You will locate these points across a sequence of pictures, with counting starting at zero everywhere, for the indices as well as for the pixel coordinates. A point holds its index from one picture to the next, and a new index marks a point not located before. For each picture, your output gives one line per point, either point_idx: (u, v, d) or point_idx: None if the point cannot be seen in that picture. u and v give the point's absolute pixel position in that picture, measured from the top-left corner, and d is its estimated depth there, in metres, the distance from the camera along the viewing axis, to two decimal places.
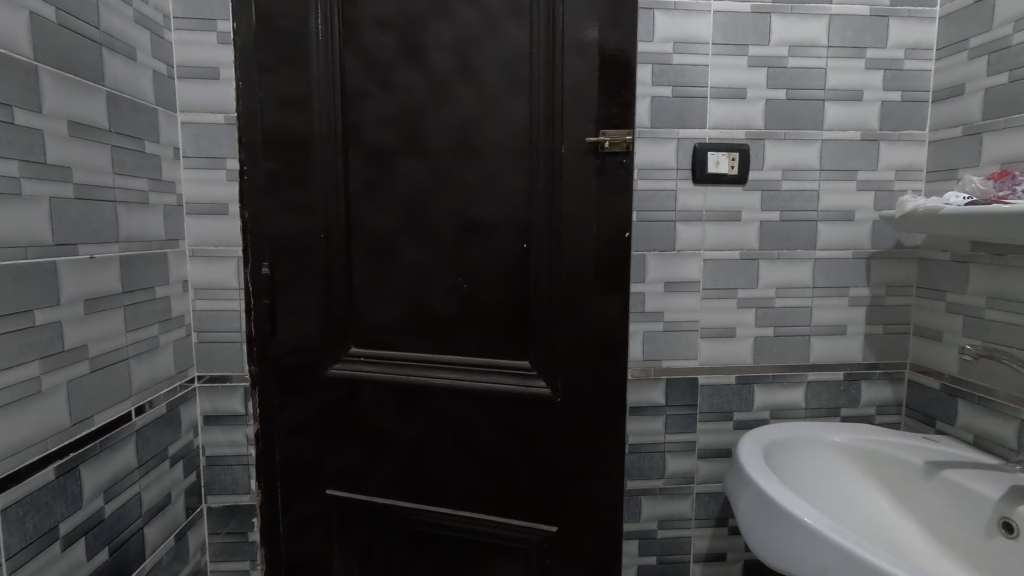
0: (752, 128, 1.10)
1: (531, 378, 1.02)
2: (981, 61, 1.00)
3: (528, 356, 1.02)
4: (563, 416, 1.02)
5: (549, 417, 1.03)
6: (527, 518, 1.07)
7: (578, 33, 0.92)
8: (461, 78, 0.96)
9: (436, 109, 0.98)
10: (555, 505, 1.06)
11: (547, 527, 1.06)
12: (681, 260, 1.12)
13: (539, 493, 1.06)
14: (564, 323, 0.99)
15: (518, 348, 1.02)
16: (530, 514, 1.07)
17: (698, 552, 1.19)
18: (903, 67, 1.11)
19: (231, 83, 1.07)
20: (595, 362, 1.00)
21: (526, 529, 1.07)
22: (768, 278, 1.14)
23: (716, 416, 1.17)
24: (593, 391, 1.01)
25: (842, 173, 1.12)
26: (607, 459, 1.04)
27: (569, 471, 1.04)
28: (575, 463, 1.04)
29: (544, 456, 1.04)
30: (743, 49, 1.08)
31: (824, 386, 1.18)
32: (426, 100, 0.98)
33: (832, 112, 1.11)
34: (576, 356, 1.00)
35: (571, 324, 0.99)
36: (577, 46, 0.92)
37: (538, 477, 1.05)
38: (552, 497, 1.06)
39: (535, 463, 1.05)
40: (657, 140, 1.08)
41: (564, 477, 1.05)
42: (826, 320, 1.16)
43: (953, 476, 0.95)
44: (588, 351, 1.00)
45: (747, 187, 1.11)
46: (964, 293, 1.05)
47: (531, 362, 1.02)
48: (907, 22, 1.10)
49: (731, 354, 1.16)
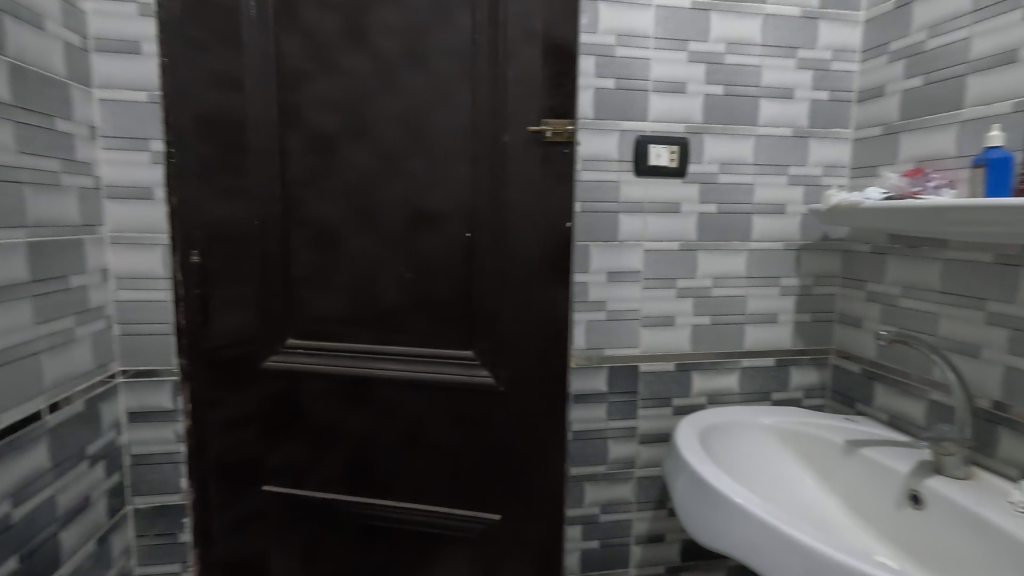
0: (691, 122, 1.13)
1: (475, 367, 1.02)
2: (899, 65, 1.07)
3: (472, 346, 1.02)
4: (507, 404, 1.03)
5: (492, 405, 1.03)
6: (473, 508, 1.07)
7: (529, 23, 0.92)
8: (406, 63, 0.95)
9: (381, 95, 0.96)
10: (500, 494, 1.06)
11: (490, 514, 1.07)
12: (623, 250, 1.14)
13: (484, 482, 1.06)
14: (508, 313, 1.00)
15: (462, 338, 1.02)
16: (475, 504, 1.07)
17: (639, 534, 1.23)
18: (831, 68, 1.16)
19: (154, 57, 1.00)
20: (538, 350, 1.01)
21: (470, 518, 1.07)
22: (706, 268, 1.18)
23: (656, 402, 1.20)
24: (537, 380, 1.02)
25: (774, 168, 1.17)
26: (550, 446, 1.06)
27: (513, 459, 1.05)
28: (519, 452, 1.05)
29: (489, 445, 1.05)
30: (682, 44, 1.10)
31: (757, 371, 1.23)
32: (371, 85, 0.95)
33: (766, 108, 1.15)
34: (519, 345, 1.01)
35: (515, 313, 1.00)
36: (525, 36, 0.92)
37: (482, 467, 1.06)
38: (496, 485, 1.06)
39: (479, 454, 1.05)
40: (599, 131, 1.09)
41: (508, 466, 1.05)
42: (758, 308, 1.21)
43: (869, 454, 1.01)
44: (533, 341, 1.01)
45: (686, 179, 1.14)
46: (882, 282, 1.12)
47: (475, 351, 1.02)
48: (834, 24, 1.15)
49: (670, 342, 1.19)
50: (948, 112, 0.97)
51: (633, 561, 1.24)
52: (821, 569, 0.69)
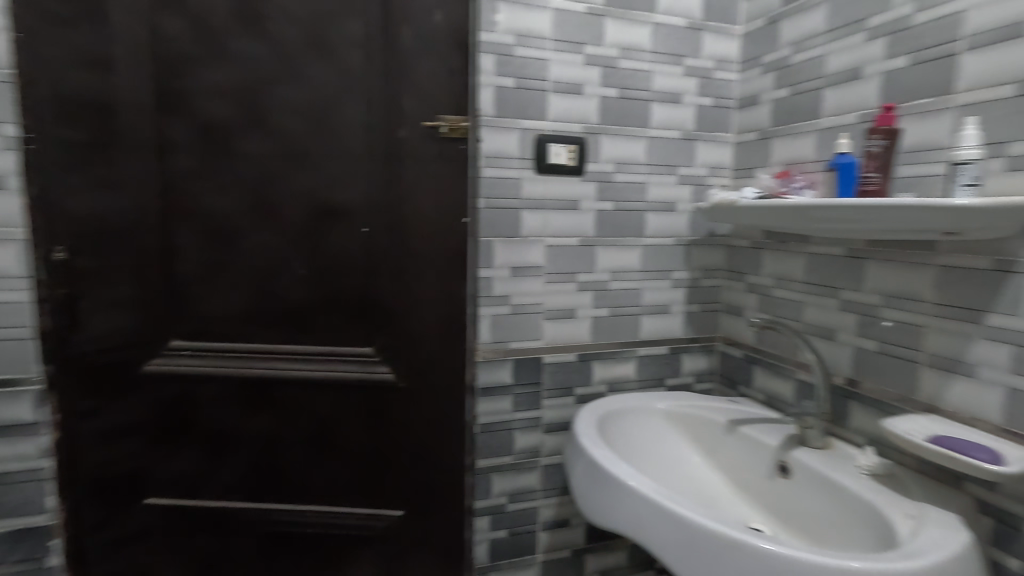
0: (588, 123, 1.17)
1: (376, 364, 1.01)
2: (771, 76, 1.19)
3: (372, 342, 1.00)
4: (409, 400, 1.03)
5: (394, 401, 1.03)
6: (378, 505, 1.06)
7: (432, 17, 0.93)
8: (302, 52, 0.91)
9: (274, 83, 0.92)
10: (403, 489, 1.06)
11: (395, 511, 1.07)
12: (525, 245, 1.17)
13: (389, 478, 1.06)
14: (409, 307, 1.00)
15: (362, 335, 1.00)
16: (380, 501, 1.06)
17: (545, 521, 1.27)
18: (714, 76, 1.26)
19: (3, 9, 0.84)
20: (439, 344, 1.02)
21: (375, 516, 1.06)
22: (604, 262, 1.24)
23: (559, 392, 1.25)
24: (439, 374, 1.03)
25: (665, 168, 1.25)
26: (453, 440, 1.07)
27: (416, 454, 1.06)
28: (421, 446, 1.05)
29: (391, 441, 1.04)
30: (579, 47, 1.15)
31: (652, 359, 1.31)
32: (263, 72, 0.91)
33: (657, 111, 1.22)
34: (421, 340, 1.01)
35: (416, 307, 1.00)
36: (426, 31, 0.93)
37: (387, 463, 1.05)
38: (400, 481, 1.06)
39: (383, 449, 1.05)
40: (500, 128, 1.11)
41: (411, 461, 1.06)
42: (652, 300, 1.29)
43: (746, 431, 1.11)
44: (435, 334, 1.02)
45: (585, 177, 1.19)
46: (758, 274, 1.24)
47: (375, 347, 1.00)
48: (716, 36, 1.25)
49: (572, 334, 1.24)
50: (809, 121, 1.09)
51: (540, 547, 1.28)
52: (698, 542, 0.75)
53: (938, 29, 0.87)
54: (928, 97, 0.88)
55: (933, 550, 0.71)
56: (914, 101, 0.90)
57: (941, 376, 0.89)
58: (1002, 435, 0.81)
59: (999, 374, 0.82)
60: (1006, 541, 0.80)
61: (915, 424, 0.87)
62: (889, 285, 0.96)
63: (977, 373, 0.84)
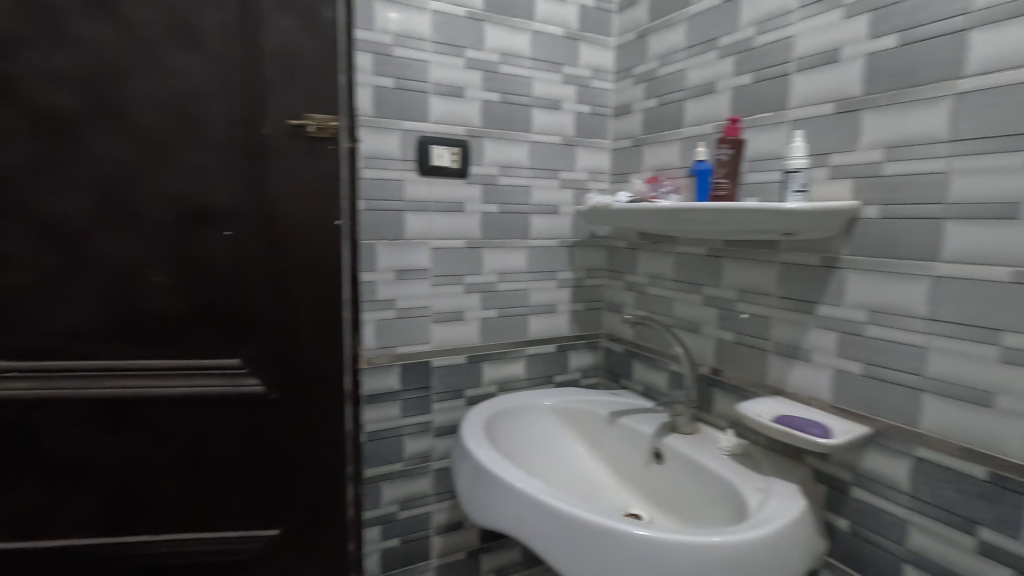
0: (471, 126, 1.18)
1: (243, 376, 0.95)
2: (641, 87, 1.27)
3: (239, 353, 0.94)
4: (282, 412, 0.98)
5: (265, 414, 0.97)
6: (258, 523, 1.01)
7: (312, 9, 0.89)
8: (162, 39, 0.83)
9: (126, 72, 0.82)
10: (278, 506, 1.01)
11: (269, 530, 1.01)
12: (410, 248, 1.16)
13: (270, 497, 1.00)
14: (283, 316, 0.95)
15: (226, 346, 0.93)
16: (260, 521, 1.00)
17: (439, 525, 1.26)
18: (591, 85, 1.32)
19: None
20: (314, 352, 0.98)
21: (246, 537, 1.00)
22: (491, 264, 1.25)
23: (449, 394, 1.25)
24: (314, 383, 0.99)
25: (547, 172, 1.29)
26: (332, 450, 1.03)
27: (292, 468, 1.01)
28: (297, 459, 1.01)
29: (263, 457, 0.99)
30: (459, 50, 1.15)
31: (540, 358, 1.35)
32: (114, 58, 0.82)
33: (538, 117, 1.26)
34: (293, 348, 0.97)
35: (292, 317, 0.96)
36: (297, 27, 0.89)
37: (266, 482, 1.00)
38: (274, 498, 1.01)
39: (262, 469, 0.99)
40: (380, 129, 1.09)
41: (286, 475, 1.01)
42: (539, 300, 1.33)
43: (625, 422, 1.17)
44: (313, 342, 0.98)
45: (469, 180, 1.20)
46: (635, 273, 1.32)
47: (242, 358, 0.94)
48: (592, 47, 1.31)
49: (461, 336, 1.24)
50: (674, 130, 1.18)
51: (434, 552, 1.27)
52: (575, 532, 0.79)
53: (775, 51, 0.97)
54: (768, 112, 0.99)
55: (777, 517, 0.80)
56: (756, 115, 1.01)
57: (785, 360, 1.00)
58: (832, 411, 0.92)
59: (828, 357, 0.93)
60: (836, 505, 0.92)
61: (763, 406, 0.96)
62: (742, 280, 1.07)
63: (811, 357, 0.95)
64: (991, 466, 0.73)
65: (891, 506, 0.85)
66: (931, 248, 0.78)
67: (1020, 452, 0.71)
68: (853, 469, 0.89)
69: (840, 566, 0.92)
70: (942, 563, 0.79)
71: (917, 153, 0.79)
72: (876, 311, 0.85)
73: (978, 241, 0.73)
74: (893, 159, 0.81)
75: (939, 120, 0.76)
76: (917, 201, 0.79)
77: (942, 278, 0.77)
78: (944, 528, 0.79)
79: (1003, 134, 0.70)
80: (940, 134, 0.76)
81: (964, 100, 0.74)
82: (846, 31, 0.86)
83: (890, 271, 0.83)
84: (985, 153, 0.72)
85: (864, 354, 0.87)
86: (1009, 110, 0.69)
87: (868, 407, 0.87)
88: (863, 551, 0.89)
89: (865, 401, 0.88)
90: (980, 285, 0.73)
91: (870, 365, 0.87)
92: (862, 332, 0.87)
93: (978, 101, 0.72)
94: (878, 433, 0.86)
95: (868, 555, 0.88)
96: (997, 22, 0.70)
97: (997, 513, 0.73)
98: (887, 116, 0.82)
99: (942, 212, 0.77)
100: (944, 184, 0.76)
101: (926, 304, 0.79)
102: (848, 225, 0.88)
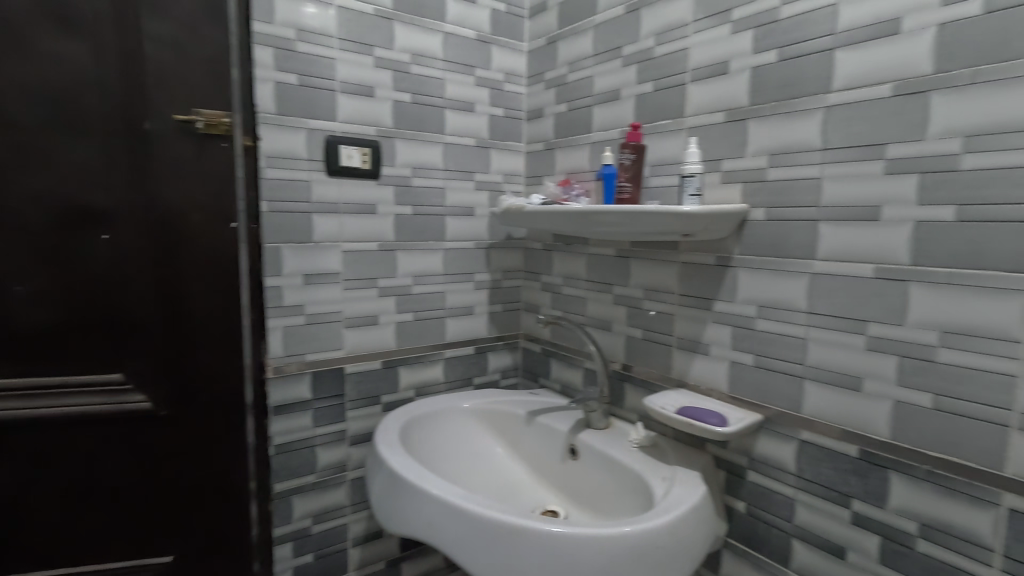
0: (382, 126, 1.16)
1: (136, 372, 0.97)
2: (552, 92, 1.30)
3: (130, 350, 0.96)
4: (177, 403, 1.02)
5: (161, 407, 1.00)
6: (156, 517, 1.03)
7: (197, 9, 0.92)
8: (36, 31, 0.83)
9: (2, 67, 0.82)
10: (176, 498, 1.04)
11: (168, 522, 1.05)
12: (319, 251, 1.11)
13: (163, 485, 1.03)
14: (172, 307, 0.98)
15: (116, 343, 0.95)
16: (152, 512, 1.03)
17: (356, 536, 1.23)
18: (504, 88, 1.34)
19: None
20: (210, 347, 1.03)
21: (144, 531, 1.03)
22: (405, 267, 1.23)
23: (365, 401, 1.21)
24: (210, 378, 1.04)
25: (462, 174, 1.29)
26: (231, 442, 1.08)
27: (189, 460, 1.04)
28: (194, 451, 1.04)
29: (160, 451, 1.02)
30: (368, 48, 1.12)
31: (459, 360, 1.34)
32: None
33: (451, 119, 1.26)
34: (187, 342, 1.01)
35: (181, 308, 0.99)
36: (186, 27, 0.92)
37: (159, 469, 1.02)
38: (172, 492, 1.04)
39: (155, 458, 1.02)
40: (284, 127, 1.04)
41: (184, 468, 1.04)
42: (456, 302, 1.32)
43: (542, 421, 1.19)
44: (207, 336, 1.02)
45: (380, 181, 1.17)
46: (550, 274, 1.35)
47: (133, 355, 0.96)
48: (504, 50, 1.32)
49: (376, 341, 1.21)
50: (584, 134, 1.22)
51: (352, 565, 1.23)
52: (484, 532, 0.79)
53: (672, 62, 1.03)
54: (668, 119, 1.04)
55: (678, 504, 0.84)
56: (658, 122, 1.06)
57: (687, 355, 1.05)
58: (728, 401, 0.99)
59: (724, 350, 0.99)
60: (734, 489, 0.98)
61: (668, 399, 1.01)
62: (648, 280, 1.12)
63: (710, 351, 1.01)
64: (861, 444, 0.81)
65: (781, 487, 0.91)
66: (808, 247, 0.85)
67: (883, 430, 0.79)
68: (748, 454, 0.96)
69: (740, 545, 0.98)
70: (824, 536, 0.86)
71: (796, 161, 0.86)
72: (764, 306, 0.92)
73: (847, 241, 0.81)
74: (776, 165, 0.88)
75: (813, 130, 0.83)
76: (797, 205, 0.86)
77: (818, 275, 0.84)
78: (825, 503, 0.86)
79: (864, 144, 0.78)
80: (814, 143, 0.83)
81: (833, 113, 0.81)
82: (734, 45, 0.93)
83: (775, 268, 0.90)
84: (850, 161, 0.79)
85: (754, 346, 0.94)
86: (868, 123, 0.77)
87: (759, 396, 0.94)
88: (758, 530, 0.95)
89: (756, 390, 0.94)
90: (848, 280, 0.81)
91: (760, 356, 0.93)
92: (753, 326, 0.94)
93: (843, 114, 0.80)
94: (768, 419, 0.93)
95: (762, 534, 0.95)
96: (857, 43, 0.78)
97: (867, 486, 0.81)
98: (769, 126, 0.89)
99: (816, 214, 0.84)
100: (818, 188, 0.83)
101: (806, 299, 0.86)
102: (739, 226, 0.94)
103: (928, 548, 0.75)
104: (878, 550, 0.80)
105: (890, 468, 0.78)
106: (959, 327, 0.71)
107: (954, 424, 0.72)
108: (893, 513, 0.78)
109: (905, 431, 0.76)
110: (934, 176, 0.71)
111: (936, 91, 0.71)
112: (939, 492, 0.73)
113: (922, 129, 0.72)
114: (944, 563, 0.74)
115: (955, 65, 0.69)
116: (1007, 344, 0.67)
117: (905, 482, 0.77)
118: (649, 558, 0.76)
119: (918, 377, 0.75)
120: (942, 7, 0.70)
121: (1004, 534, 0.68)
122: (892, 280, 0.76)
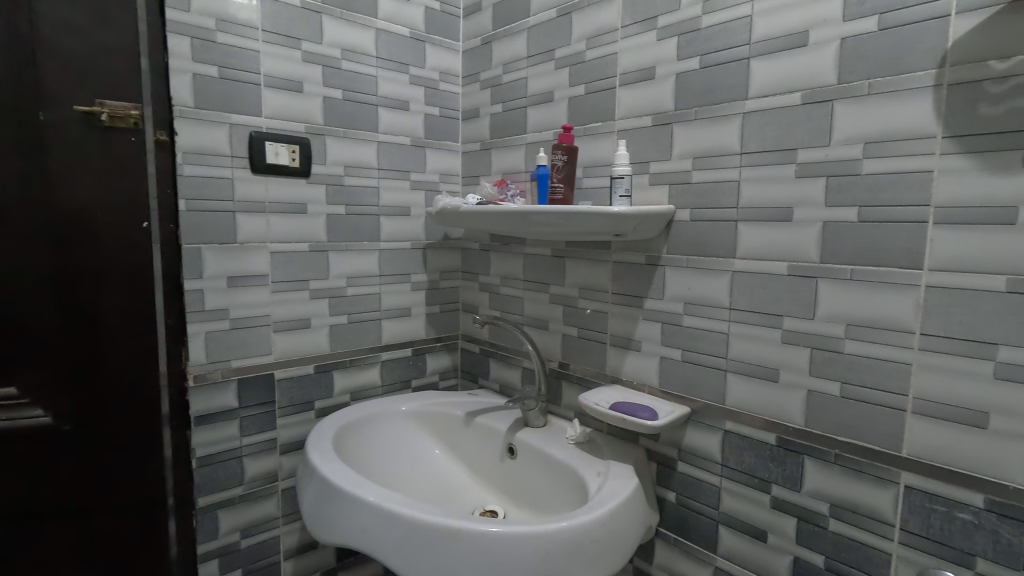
0: (311, 123, 1.12)
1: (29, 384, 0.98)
2: (488, 92, 1.30)
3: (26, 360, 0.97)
4: (77, 411, 1.02)
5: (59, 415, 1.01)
6: (51, 527, 1.04)
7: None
8: None
9: None
10: (76, 508, 1.05)
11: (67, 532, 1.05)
12: (245, 252, 1.06)
13: (60, 496, 1.03)
14: (72, 313, 0.98)
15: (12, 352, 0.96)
16: (51, 524, 1.04)
17: (289, 548, 1.18)
18: (439, 87, 1.33)
19: None
20: (115, 350, 1.02)
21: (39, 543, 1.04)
22: (338, 268, 1.20)
23: (297, 408, 1.17)
24: (116, 380, 1.02)
25: (397, 173, 1.27)
26: (138, 453, 1.05)
27: (93, 468, 1.04)
28: (98, 458, 1.04)
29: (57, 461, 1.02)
30: (295, 42, 1.09)
31: (396, 362, 1.32)
32: None
33: (385, 117, 1.24)
34: (88, 345, 1.00)
35: (82, 312, 0.99)
36: (90, 15, 0.90)
37: (58, 480, 1.02)
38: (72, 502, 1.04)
39: (53, 470, 1.02)
40: (204, 122, 0.99)
41: (86, 477, 1.04)
42: (392, 303, 1.30)
43: (481, 421, 1.19)
44: (110, 341, 1.01)
45: (311, 180, 1.14)
46: (488, 274, 1.36)
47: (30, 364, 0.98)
48: (439, 49, 1.32)
49: (308, 345, 1.17)
50: (519, 135, 1.23)
51: None
52: (419, 535, 0.78)
53: (602, 66, 1.05)
54: (599, 122, 1.07)
55: (612, 497, 0.86)
56: (590, 124, 1.08)
57: (620, 351, 1.08)
58: (659, 395, 1.02)
59: (655, 346, 1.02)
60: (666, 479, 1.02)
61: (602, 395, 1.04)
62: (582, 279, 1.14)
63: (641, 347, 1.04)
64: (779, 431, 0.86)
65: (708, 476, 0.95)
66: (729, 246, 0.89)
67: (798, 418, 0.84)
68: (678, 446, 0.99)
69: (671, 534, 1.02)
70: (748, 521, 0.91)
71: (717, 164, 0.90)
72: (690, 303, 0.96)
73: (763, 240, 0.85)
74: (699, 168, 0.92)
75: (732, 135, 0.88)
76: (718, 206, 0.90)
77: (738, 272, 0.89)
78: (748, 490, 0.90)
79: (777, 149, 0.83)
80: (733, 147, 0.88)
81: (749, 119, 0.85)
82: (659, 52, 0.96)
83: (700, 267, 0.94)
84: (766, 165, 0.84)
85: (682, 342, 0.98)
86: (781, 129, 0.82)
87: (687, 389, 0.98)
88: (688, 518, 0.99)
89: (685, 384, 0.98)
90: (766, 277, 0.85)
91: (687, 351, 0.97)
92: (680, 322, 0.98)
93: (759, 120, 0.84)
94: (696, 411, 0.96)
95: (692, 522, 0.99)
96: (770, 54, 0.82)
97: (784, 471, 0.86)
98: (693, 130, 0.93)
99: (736, 215, 0.88)
100: (737, 190, 0.88)
101: (728, 295, 0.90)
102: (666, 226, 0.98)
103: (839, 526, 0.80)
104: (795, 531, 0.85)
105: (804, 453, 0.83)
106: (862, 320, 0.76)
107: (859, 410, 0.77)
108: (807, 495, 0.83)
109: (817, 418, 0.81)
110: (838, 179, 0.77)
111: (839, 100, 0.76)
112: (847, 474, 0.79)
113: (827, 135, 0.77)
114: (852, 540, 0.79)
115: (855, 77, 0.74)
116: (902, 334, 0.72)
117: (817, 465, 0.82)
118: (582, 551, 0.78)
119: (827, 367, 0.80)
120: (843, 22, 0.75)
121: (903, 509, 0.74)
122: (804, 276, 0.81)
